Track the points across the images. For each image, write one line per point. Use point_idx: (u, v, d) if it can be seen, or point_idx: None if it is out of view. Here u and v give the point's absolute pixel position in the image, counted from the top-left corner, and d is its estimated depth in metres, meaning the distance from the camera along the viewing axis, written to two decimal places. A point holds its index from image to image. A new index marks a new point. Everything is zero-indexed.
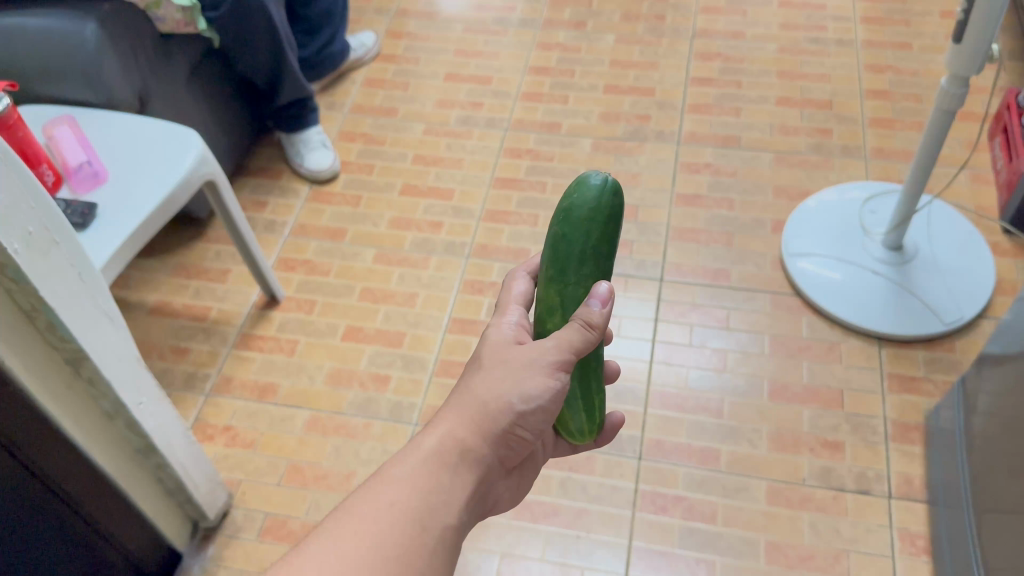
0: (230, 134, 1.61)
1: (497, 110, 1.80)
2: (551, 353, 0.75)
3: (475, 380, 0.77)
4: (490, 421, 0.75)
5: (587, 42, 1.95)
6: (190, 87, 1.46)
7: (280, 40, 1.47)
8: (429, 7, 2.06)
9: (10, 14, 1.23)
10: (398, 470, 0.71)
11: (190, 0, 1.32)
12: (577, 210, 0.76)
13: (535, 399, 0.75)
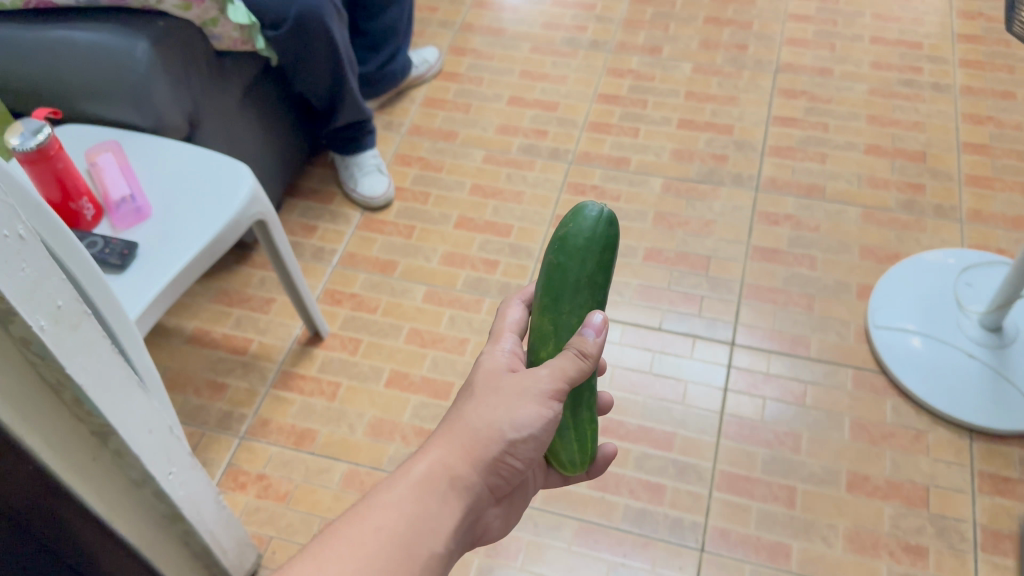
0: (281, 155, 1.53)
1: (562, 139, 1.68)
2: (544, 381, 0.74)
3: (469, 407, 0.75)
4: (480, 448, 0.73)
5: (660, 71, 1.78)
6: (242, 108, 1.38)
7: (341, 61, 1.38)
8: (496, 19, 1.92)
9: (59, 27, 1.15)
10: (385, 497, 0.70)
11: (249, 18, 1.23)
12: (573, 239, 0.76)
13: (525, 428, 0.74)
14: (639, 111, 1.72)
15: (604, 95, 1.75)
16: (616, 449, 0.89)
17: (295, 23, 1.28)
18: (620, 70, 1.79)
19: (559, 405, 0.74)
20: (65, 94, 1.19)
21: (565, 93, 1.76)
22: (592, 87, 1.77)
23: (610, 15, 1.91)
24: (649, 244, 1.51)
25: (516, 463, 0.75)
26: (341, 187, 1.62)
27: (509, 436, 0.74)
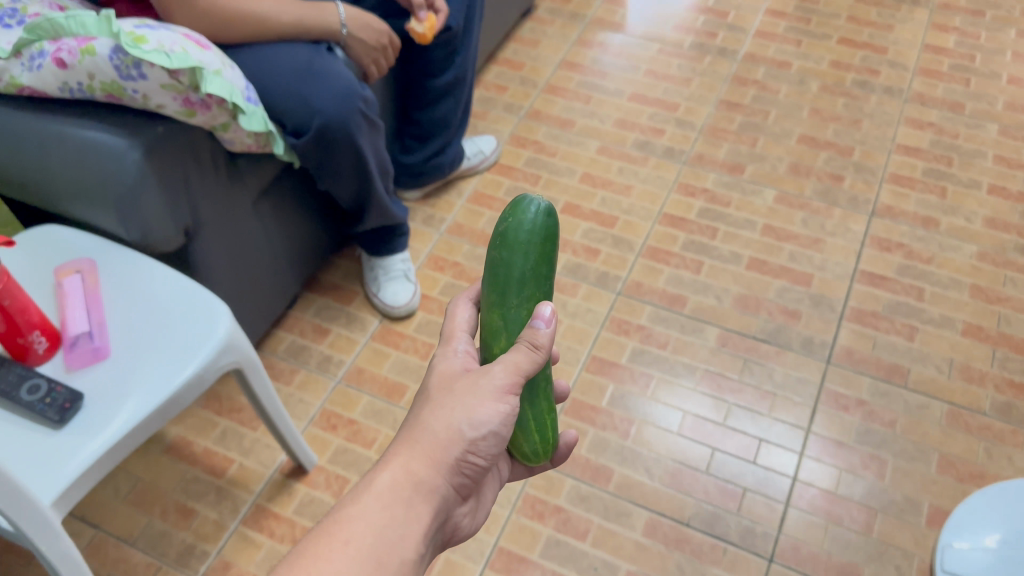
0: (298, 253, 1.39)
1: (615, 264, 1.49)
2: (498, 375, 0.73)
3: (428, 411, 0.73)
4: (437, 448, 0.71)
5: (739, 197, 1.58)
6: (255, 209, 1.24)
7: (369, 171, 1.24)
8: (566, 106, 1.75)
9: (47, 120, 1.02)
10: (351, 508, 0.67)
11: (265, 125, 1.09)
12: (514, 232, 0.76)
13: (484, 425, 0.72)
14: (707, 242, 1.51)
15: (671, 217, 1.55)
16: (576, 436, 0.89)
17: (320, 132, 1.14)
18: (693, 189, 1.59)
19: (516, 399, 0.74)
20: (53, 189, 1.07)
21: (627, 207, 1.57)
22: (658, 205, 1.57)
23: (693, 119, 1.71)
24: (692, 414, 1.29)
25: (478, 460, 0.74)
26: (364, 286, 1.47)
27: (467, 435, 0.72)
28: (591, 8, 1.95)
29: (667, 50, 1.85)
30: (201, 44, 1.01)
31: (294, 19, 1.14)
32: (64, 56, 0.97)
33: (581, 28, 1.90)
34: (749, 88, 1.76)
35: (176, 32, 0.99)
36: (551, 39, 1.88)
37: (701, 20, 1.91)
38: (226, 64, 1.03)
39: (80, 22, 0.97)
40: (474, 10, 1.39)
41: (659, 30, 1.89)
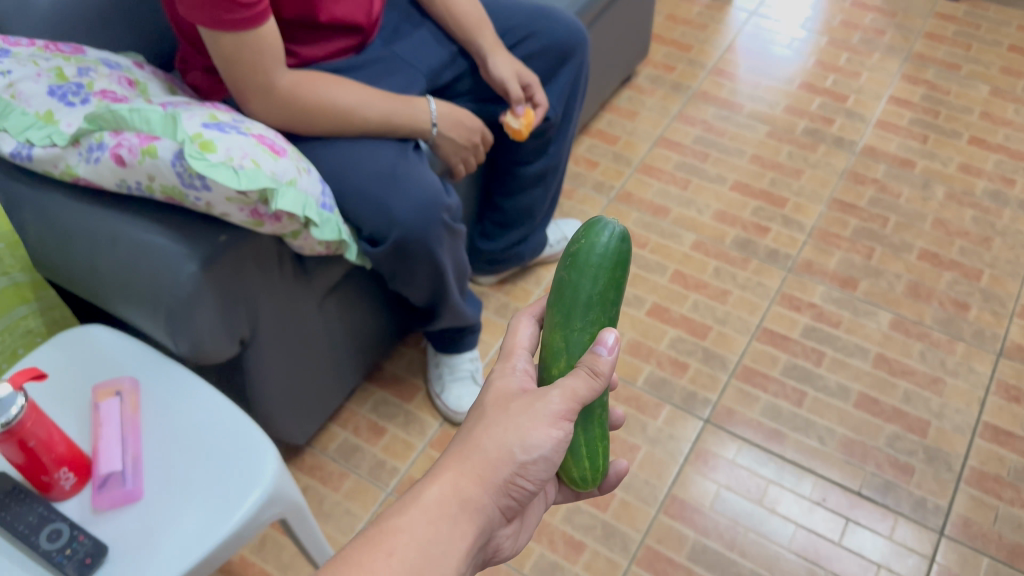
0: (361, 350, 1.28)
1: (705, 382, 1.33)
2: (555, 400, 0.70)
3: (481, 428, 0.70)
4: (486, 465, 0.68)
5: (849, 316, 1.40)
6: (321, 311, 1.13)
7: (446, 279, 1.12)
8: (661, 190, 1.60)
9: (101, 218, 0.93)
10: (398, 520, 0.65)
11: (337, 233, 0.98)
12: (585, 254, 0.74)
13: (535, 449, 0.69)
14: (810, 368, 1.35)
15: (772, 332, 1.39)
16: (626, 468, 0.85)
17: (398, 242, 1.02)
18: (798, 301, 1.43)
19: (571, 425, 0.71)
20: (99, 289, 0.97)
21: (721, 316, 1.41)
22: (757, 317, 1.41)
23: (801, 218, 1.55)
24: None
25: (526, 483, 0.70)
26: (426, 382, 1.35)
27: (518, 456, 0.69)
28: (696, 79, 1.80)
29: (777, 134, 1.69)
30: (276, 149, 0.90)
31: (379, 115, 1.04)
32: (124, 153, 0.87)
33: (683, 102, 1.76)
34: (867, 188, 1.59)
35: (249, 137, 0.89)
36: (650, 112, 1.74)
37: (817, 102, 1.74)
38: (301, 171, 0.92)
39: (145, 118, 0.88)
40: (577, 99, 1.27)
41: (769, 110, 1.73)
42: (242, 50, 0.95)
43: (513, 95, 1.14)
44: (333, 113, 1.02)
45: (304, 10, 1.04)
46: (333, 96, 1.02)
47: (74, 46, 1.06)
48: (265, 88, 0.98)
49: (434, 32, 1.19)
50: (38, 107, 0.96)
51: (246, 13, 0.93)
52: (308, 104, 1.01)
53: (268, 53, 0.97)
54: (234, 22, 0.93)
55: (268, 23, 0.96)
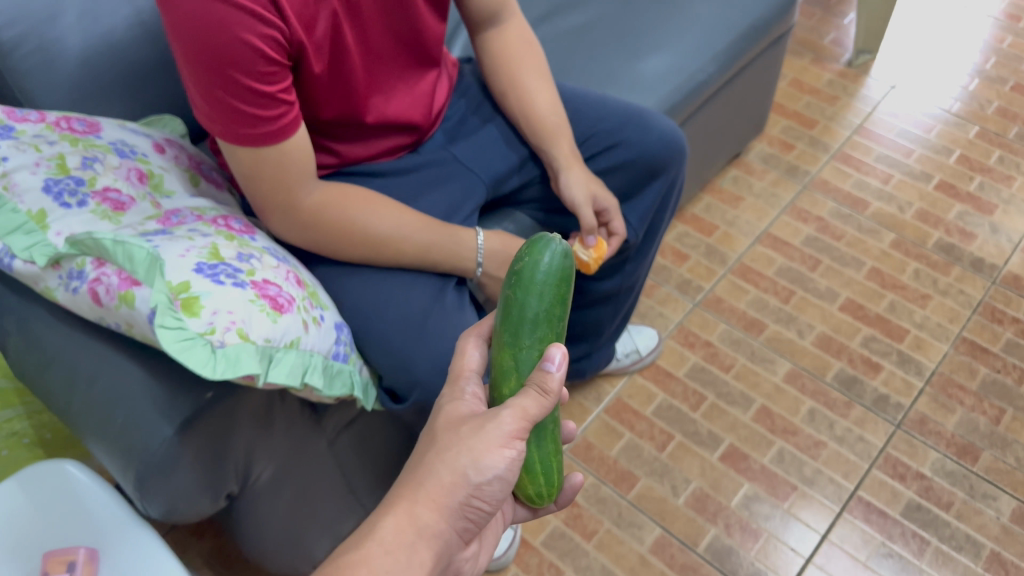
0: (381, 479, 1.12)
1: (778, 560, 1.13)
2: (506, 421, 0.63)
3: (434, 455, 0.64)
4: (440, 489, 0.62)
5: (963, 498, 1.17)
6: (330, 451, 0.98)
7: None
8: (757, 298, 1.39)
9: (77, 356, 0.80)
10: (354, 553, 0.60)
11: (347, 387, 0.82)
12: (529, 271, 0.67)
13: (490, 470, 0.63)
14: (909, 560, 1.12)
15: (868, 504, 1.17)
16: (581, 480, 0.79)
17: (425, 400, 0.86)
18: (903, 469, 1.20)
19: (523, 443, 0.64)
20: (72, 425, 0.84)
21: (809, 475, 1.20)
22: (852, 482, 1.20)
23: (920, 359, 1.31)
24: None
25: (484, 504, 0.64)
26: None
27: (473, 477, 0.63)
28: (816, 163, 1.57)
29: (904, 245, 1.44)
30: (279, 304, 0.75)
31: (417, 245, 0.88)
32: (101, 292, 0.74)
33: (797, 190, 1.53)
34: (1005, 328, 1.34)
35: (246, 289, 0.73)
36: (756, 198, 1.52)
37: (956, 209, 1.49)
38: (306, 325, 0.77)
39: (129, 253, 0.73)
40: (663, 217, 1.07)
41: (897, 213, 1.49)
42: (260, 166, 0.79)
43: (586, 223, 0.97)
44: (361, 241, 0.87)
45: (346, 110, 0.89)
46: (364, 221, 0.87)
47: (89, 122, 0.93)
48: (285, 207, 0.83)
49: (504, 130, 1.03)
50: (31, 205, 0.82)
51: (268, 128, 0.77)
52: (332, 229, 0.85)
53: (293, 172, 0.81)
54: (256, 137, 0.77)
55: (298, 135, 0.80)
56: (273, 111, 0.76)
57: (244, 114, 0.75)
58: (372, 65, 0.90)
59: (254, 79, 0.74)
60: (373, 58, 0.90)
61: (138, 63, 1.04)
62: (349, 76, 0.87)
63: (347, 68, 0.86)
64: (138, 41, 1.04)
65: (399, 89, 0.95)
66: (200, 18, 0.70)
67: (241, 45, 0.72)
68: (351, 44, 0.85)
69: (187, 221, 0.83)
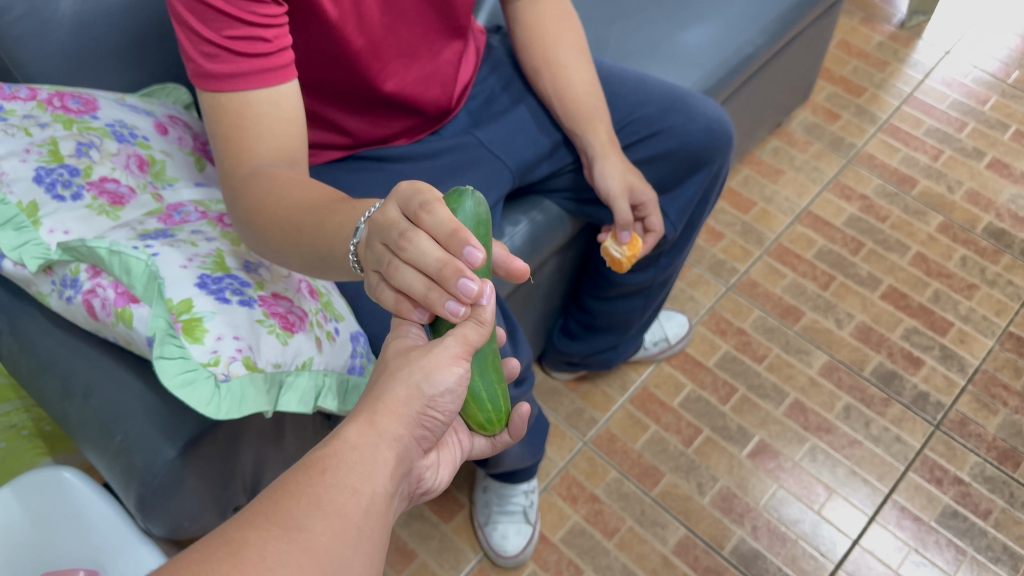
0: None
1: (805, 567, 1.08)
2: (450, 343, 0.54)
3: (388, 373, 0.54)
4: (397, 400, 0.52)
5: (1003, 507, 1.12)
6: None
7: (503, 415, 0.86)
8: (794, 283, 1.32)
9: (71, 364, 0.75)
10: (315, 452, 0.49)
11: (337, 404, 0.72)
12: None
13: (443, 383, 0.53)
14: (944, 570, 1.07)
15: (902, 509, 1.12)
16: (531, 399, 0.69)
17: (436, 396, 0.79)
18: (941, 472, 1.15)
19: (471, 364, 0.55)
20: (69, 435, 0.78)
21: (842, 476, 1.15)
22: (887, 485, 1.14)
23: (964, 354, 1.24)
24: None
25: (442, 417, 0.55)
26: (465, 500, 1.15)
27: (427, 390, 0.53)
28: (862, 135, 1.48)
29: (951, 229, 1.37)
30: (289, 322, 0.68)
31: (316, 222, 0.60)
32: (97, 306, 0.67)
33: (841, 165, 1.45)
34: None
35: (253, 308, 0.67)
36: (797, 172, 1.45)
37: (1008, 192, 1.40)
38: (319, 343, 0.70)
39: (126, 265, 0.67)
40: (705, 208, 1.00)
41: (946, 193, 1.41)
42: (216, 120, 0.65)
43: (620, 219, 0.91)
44: (268, 212, 0.62)
45: (361, 73, 0.81)
46: (284, 186, 0.63)
47: (85, 99, 0.85)
48: (224, 173, 0.66)
49: (536, 112, 0.95)
50: (21, 196, 0.74)
51: (242, 65, 0.63)
52: (249, 190, 0.63)
53: (265, 144, 0.65)
54: (226, 74, 0.63)
55: (276, 92, 0.65)
56: (245, 47, 0.63)
57: (209, 44, 0.63)
58: (395, 24, 0.81)
59: (228, 4, 0.63)
60: (398, 15, 0.80)
61: (142, 28, 0.96)
62: (364, 28, 0.78)
63: (366, 22, 0.78)
64: (143, 4, 0.95)
65: (423, 55, 0.86)
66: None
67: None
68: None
69: (191, 220, 0.77)
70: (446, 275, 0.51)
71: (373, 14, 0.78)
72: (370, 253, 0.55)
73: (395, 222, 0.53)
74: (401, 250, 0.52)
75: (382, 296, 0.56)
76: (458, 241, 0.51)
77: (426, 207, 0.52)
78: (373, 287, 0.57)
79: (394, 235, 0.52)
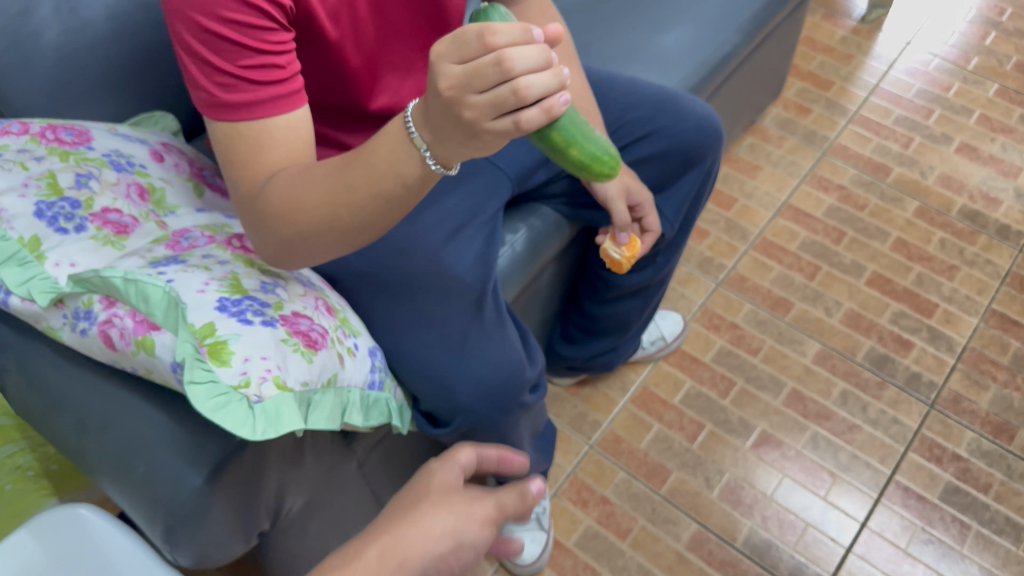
0: None
1: (818, 553, 1.09)
2: (487, 506, 0.63)
3: (426, 502, 0.62)
4: (417, 537, 0.59)
5: (1002, 479, 1.15)
6: (351, 480, 0.92)
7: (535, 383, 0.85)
8: (782, 274, 1.34)
9: (85, 398, 0.73)
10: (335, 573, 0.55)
11: (364, 420, 0.72)
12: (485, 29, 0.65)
13: (465, 538, 0.60)
14: (950, 546, 1.09)
15: (906, 489, 1.14)
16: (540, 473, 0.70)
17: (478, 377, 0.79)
18: (940, 451, 1.17)
19: (493, 534, 0.63)
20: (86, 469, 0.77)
21: (845, 461, 1.17)
22: (889, 467, 1.16)
23: (951, 334, 1.27)
24: None
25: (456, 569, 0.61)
26: None
27: (454, 538, 0.59)
28: (834, 127, 1.52)
29: (928, 213, 1.40)
30: (312, 340, 0.68)
31: (364, 168, 0.61)
32: (115, 336, 0.66)
33: (816, 157, 1.48)
34: None
35: (276, 327, 0.66)
36: (774, 167, 1.47)
37: (979, 174, 1.44)
38: (341, 359, 0.70)
39: (143, 293, 0.66)
40: (698, 207, 1.01)
41: (919, 178, 1.44)
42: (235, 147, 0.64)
43: (618, 221, 0.92)
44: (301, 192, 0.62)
45: (355, 90, 0.82)
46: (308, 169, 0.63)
47: (78, 130, 0.84)
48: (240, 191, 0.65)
49: None
50: (22, 231, 0.73)
51: (259, 92, 0.62)
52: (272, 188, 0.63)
53: (277, 153, 0.64)
54: (244, 104, 0.62)
55: (294, 117, 0.64)
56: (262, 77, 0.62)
57: (223, 75, 0.61)
58: (390, 40, 0.81)
59: (238, 32, 0.61)
60: (392, 31, 0.81)
61: (128, 57, 0.95)
62: (359, 44, 0.78)
63: (361, 39, 0.78)
64: (127, 33, 0.94)
65: (417, 69, 0.87)
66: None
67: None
68: (366, 12, 0.77)
69: (199, 244, 0.76)
70: (546, 58, 0.54)
71: (369, 32, 0.78)
72: (481, 112, 0.54)
73: (478, 67, 0.52)
74: (508, 69, 0.52)
75: (532, 121, 0.55)
76: (529, 28, 0.54)
77: (490, 29, 0.52)
78: (503, 132, 0.56)
79: (490, 72, 0.52)
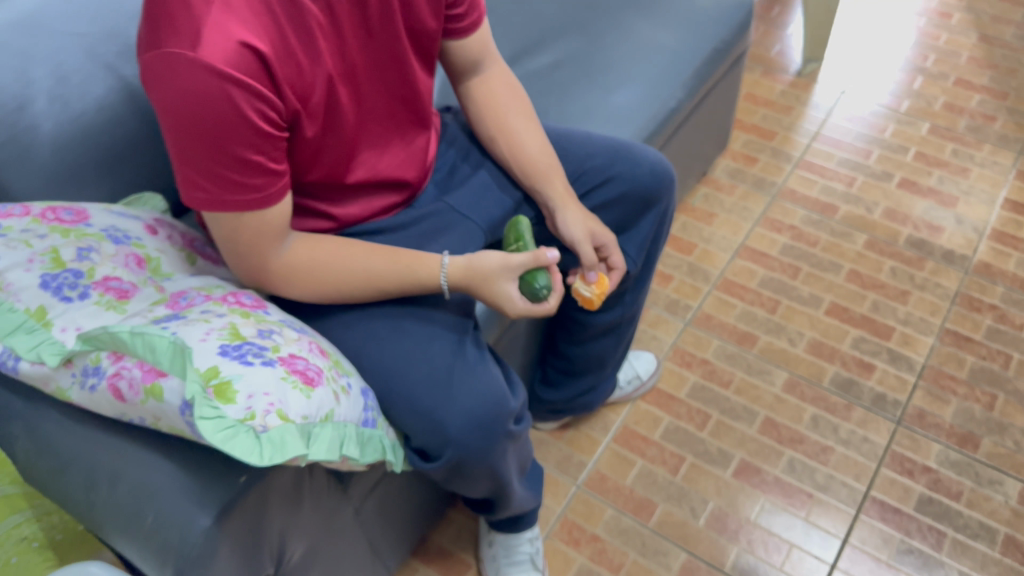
0: (401, 542, 1.11)
1: (804, 570, 1.13)
2: None
3: None
4: None
5: (972, 486, 1.20)
6: (350, 525, 0.96)
7: (519, 415, 0.90)
8: (746, 310, 1.42)
9: (95, 453, 0.77)
10: None
11: (362, 456, 0.77)
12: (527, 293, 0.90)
13: None
14: (929, 555, 1.14)
15: (882, 503, 1.19)
16: None
17: (468, 409, 0.84)
18: (910, 464, 1.23)
19: None
20: (95, 524, 0.80)
21: (822, 481, 1.22)
22: (864, 483, 1.21)
23: (910, 354, 1.34)
24: None
25: None
26: (471, 559, 1.18)
27: None
28: (781, 173, 1.62)
29: (877, 245, 1.49)
30: (309, 377, 0.73)
31: (384, 272, 0.86)
32: (124, 387, 0.71)
33: (767, 202, 1.57)
34: (984, 316, 1.38)
35: (275, 367, 0.72)
36: (729, 213, 1.56)
37: (920, 205, 1.54)
38: (337, 396, 0.75)
39: (150, 344, 0.71)
40: (659, 247, 1.09)
41: (866, 214, 1.54)
42: (240, 232, 0.78)
43: (585, 258, 0.99)
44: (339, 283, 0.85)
45: (336, 169, 0.89)
46: (340, 269, 0.85)
47: (76, 210, 0.90)
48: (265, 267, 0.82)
49: (496, 175, 1.04)
50: (29, 302, 0.78)
51: (253, 195, 0.75)
52: (307, 277, 0.84)
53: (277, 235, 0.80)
54: (241, 204, 0.75)
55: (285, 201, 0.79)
56: (258, 179, 0.75)
57: (225, 181, 0.73)
58: (367, 122, 0.90)
59: (239, 149, 0.72)
60: (368, 114, 0.89)
61: (118, 143, 1.02)
62: (341, 127, 0.86)
63: (340, 125, 0.86)
64: (116, 122, 1.01)
65: (394, 143, 0.95)
66: (189, 88, 0.69)
67: (232, 117, 0.71)
68: (345, 104, 0.85)
69: (196, 302, 0.81)
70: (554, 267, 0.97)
71: (348, 121, 0.86)
72: None
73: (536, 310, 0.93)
74: None
75: None
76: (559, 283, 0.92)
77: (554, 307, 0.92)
78: None
79: None
